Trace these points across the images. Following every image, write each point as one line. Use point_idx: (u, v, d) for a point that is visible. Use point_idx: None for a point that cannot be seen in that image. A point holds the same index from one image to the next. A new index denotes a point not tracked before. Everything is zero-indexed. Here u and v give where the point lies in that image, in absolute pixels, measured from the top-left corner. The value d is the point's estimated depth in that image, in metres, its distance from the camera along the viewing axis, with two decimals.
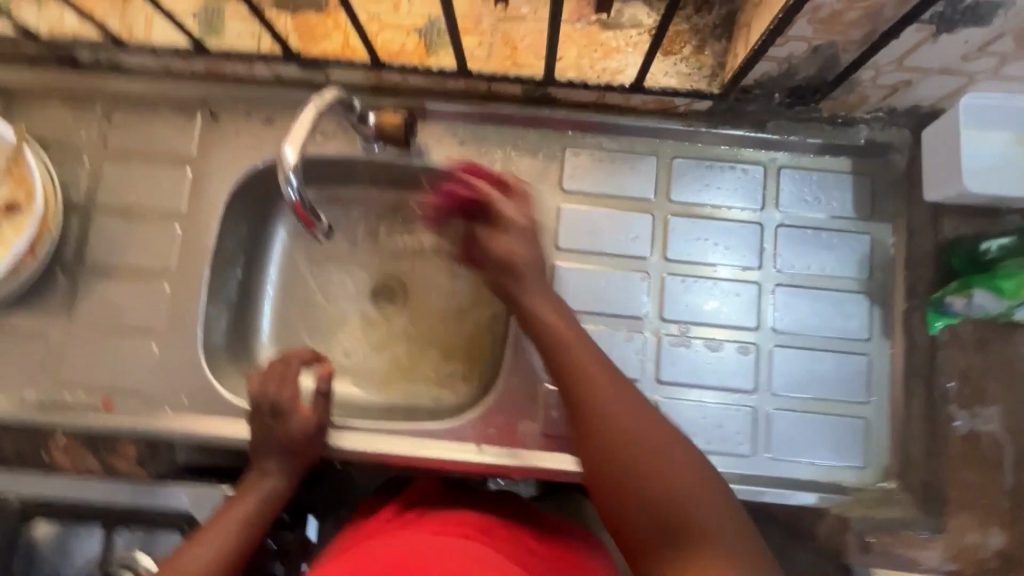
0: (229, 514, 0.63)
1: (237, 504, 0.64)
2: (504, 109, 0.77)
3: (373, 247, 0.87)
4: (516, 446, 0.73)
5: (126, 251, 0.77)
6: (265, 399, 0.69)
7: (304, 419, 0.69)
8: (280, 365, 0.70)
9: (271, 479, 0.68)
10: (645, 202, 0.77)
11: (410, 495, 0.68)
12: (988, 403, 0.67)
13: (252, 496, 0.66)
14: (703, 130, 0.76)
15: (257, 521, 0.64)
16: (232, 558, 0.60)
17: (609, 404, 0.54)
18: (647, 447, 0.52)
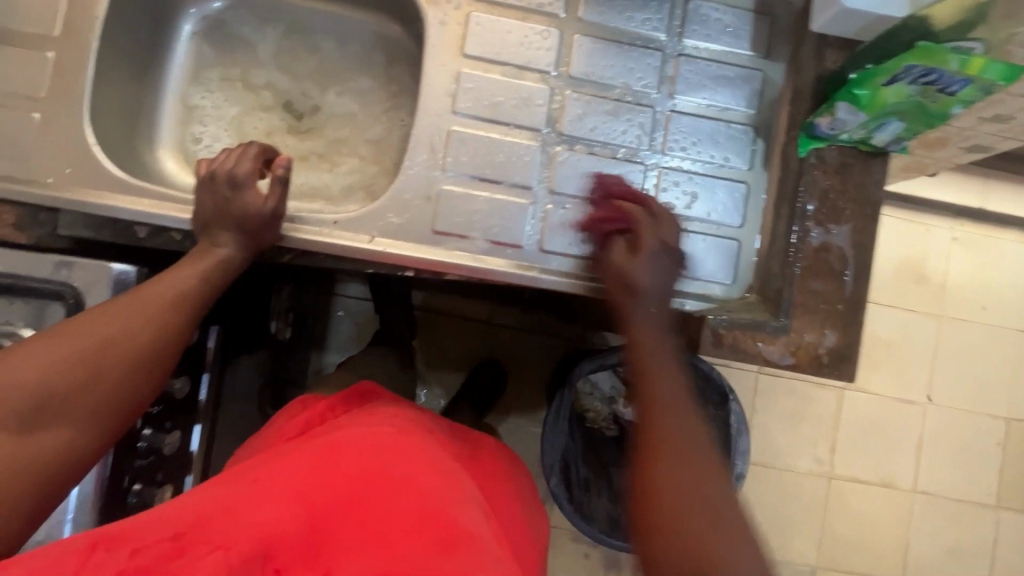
0: (182, 272, 0.63)
1: (188, 268, 0.63)
2: None
3: (286, 59, 0.86)
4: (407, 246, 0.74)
5: (6, 11, 0.72)
6: (218, 171, 0.68)
7: (259, 199, 0.67)
8: (232, 154, 0.70)
9: (220, 251, 0.66)
10: (555, 18, 0.77)
11: (351, 394, 0.82)
12: (840, 222, 0.74)
13: (202, 267, 0.64)
14: None
15: (212, 285, 0.64)
16: (191, 309, 0.61)
17: (675, 443, 0.54)
18: (688, 447, 0.54)
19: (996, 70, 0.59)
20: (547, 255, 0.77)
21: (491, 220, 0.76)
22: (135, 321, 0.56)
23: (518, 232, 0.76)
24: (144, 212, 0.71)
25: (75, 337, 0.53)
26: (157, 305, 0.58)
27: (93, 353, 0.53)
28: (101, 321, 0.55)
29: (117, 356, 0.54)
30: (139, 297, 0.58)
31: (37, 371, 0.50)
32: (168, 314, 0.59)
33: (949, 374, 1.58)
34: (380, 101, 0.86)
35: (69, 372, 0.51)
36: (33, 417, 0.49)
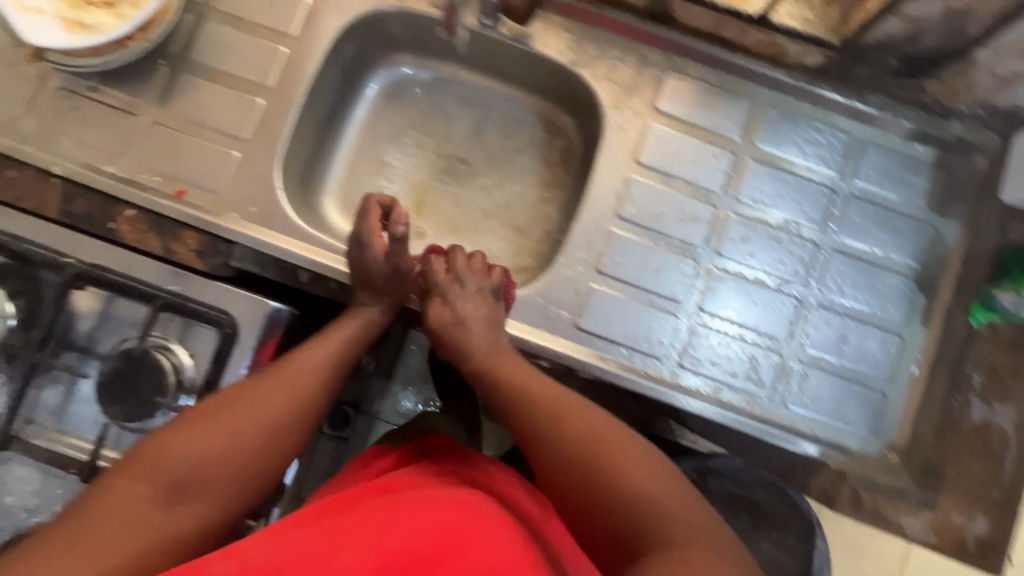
0: (330, 339, 0.71)
1: (336, 333, 0.72)
2: (622, 18, 0.78)
3: (455, 129, 0.91)
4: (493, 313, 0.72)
5: (230, 57, 0.79)
6: (359, 228, 0.74)
7: (379, 256, 0.73)
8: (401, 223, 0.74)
9: (372, 309, 0.75)
10: (729, 142, 0.79)
11: (424, 443, 0.79)
12: (1006, 402, 0.71)
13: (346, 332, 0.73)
14: (804, 85, 0.78)
15: (350, 352, 0.72)
16: (330, 378, 0.69)
17: (596, 432, 0.60)
18: (594, 433, 0.60)
19: None
20: (685, 371, 0.75)
21: (635, 326, 0.76)
22: (285, 393, 0.64)
23: (659, 343, 0.76)
24: (315, 260, 0.76)
25: (231, 413, 0.61)
26: (307, 377, 0.66)
27: (244, 433, 0.61)
28: (243, 410, 0.61)
29: (252, 445, 0.61)
30: (291, 369, 0.66)
31: (197, 453, 0.58)
32: (311, 387, 0.67)
33: None
34: (535, 184, 0.89)
35: (221, 450, 0.59)
36: (181, 494, 0.56)
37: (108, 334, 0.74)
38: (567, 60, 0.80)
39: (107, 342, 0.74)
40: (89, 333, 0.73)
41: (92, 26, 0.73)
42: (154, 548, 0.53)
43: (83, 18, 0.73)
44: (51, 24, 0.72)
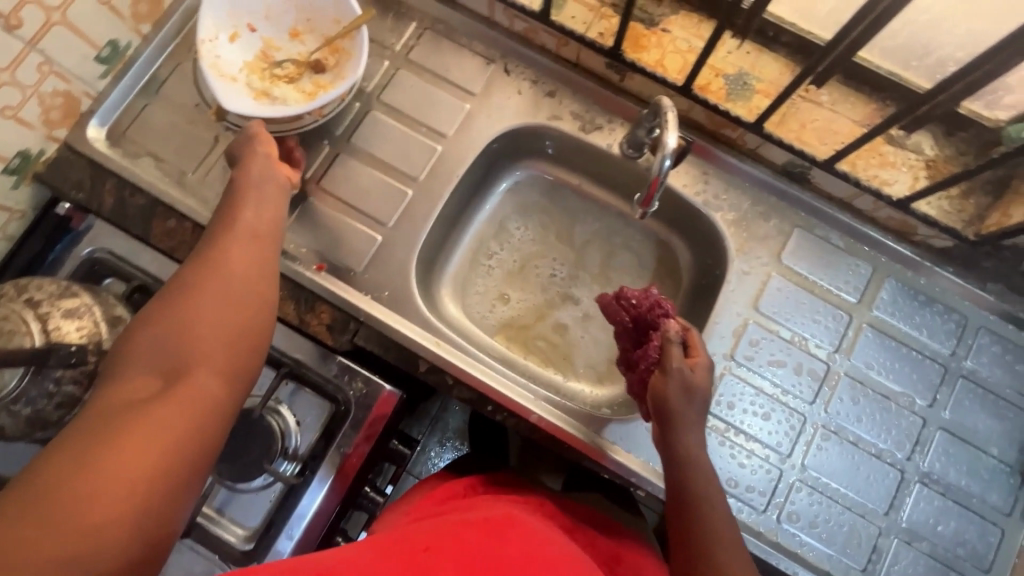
0: (201, 246, 0.59)
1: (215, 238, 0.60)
2: (758, 171, 0.83)
3: (573, 236, 0.96)
4: (687, 403, 0.66)
5: (388, 147, 0.85)
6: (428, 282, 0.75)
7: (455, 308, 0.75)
8: (641, 296, 0.76)
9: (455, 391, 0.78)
10: (846, 303, 0.81)
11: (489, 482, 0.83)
12: None
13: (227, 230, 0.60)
14: (925, 264, 0.81)
15: (259, 254, 0.60)
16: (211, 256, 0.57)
17: (721, 531, 0.58)
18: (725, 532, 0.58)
19: None
20: (782, 527, 0.75)
21: (737, 473, 0.76)
22: (162, 310, 0.52)
23: (759, 496, 0.76)
24: (437, 352, 0.78)
25: (141, 345, 0.50)
26: (179, 288, 0.54)
27: (154, 364, 0.49)
28: (177, 293, 0.53)
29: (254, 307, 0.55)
30: (174, 281, 0.55)
31: (114, 403, 0.45)
32: (198, 275, 0.55)
33: None
34: None
35: (141, 387, 0.47)
36: (182, 372, 0.48)
37: None
38: (700, 200, 0.84)
39: None
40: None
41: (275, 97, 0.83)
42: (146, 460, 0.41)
43: (270, 91, 0.83)
44: (240, 92, 0.81)
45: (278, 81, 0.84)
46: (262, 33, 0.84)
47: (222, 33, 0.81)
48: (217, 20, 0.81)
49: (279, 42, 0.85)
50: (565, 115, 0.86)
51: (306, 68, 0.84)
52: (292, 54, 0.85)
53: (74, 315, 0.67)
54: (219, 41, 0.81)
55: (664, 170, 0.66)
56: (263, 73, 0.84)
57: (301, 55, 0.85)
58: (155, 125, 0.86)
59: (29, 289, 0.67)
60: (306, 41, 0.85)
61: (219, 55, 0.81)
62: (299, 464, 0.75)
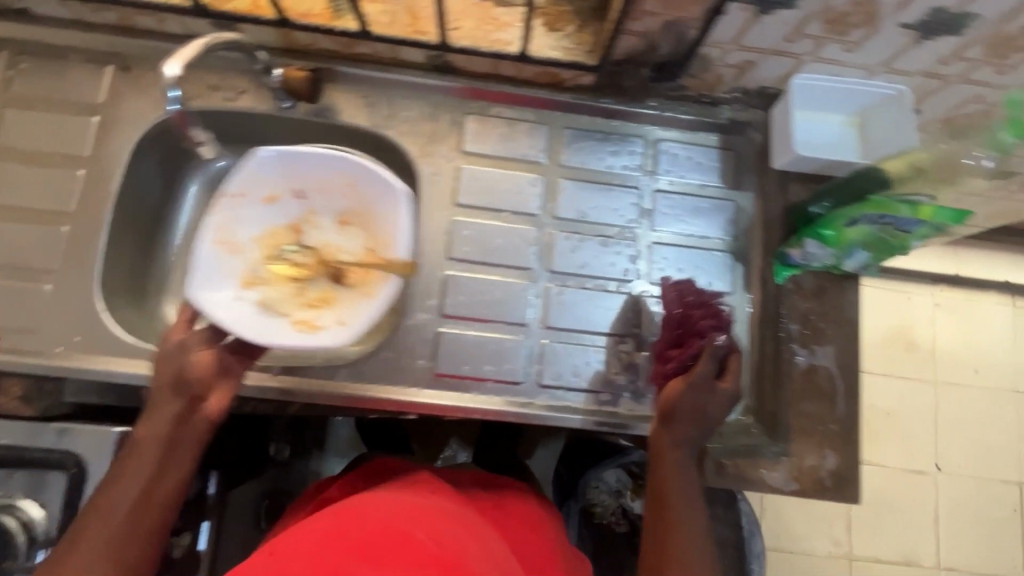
0: (144, 439, 0.60)
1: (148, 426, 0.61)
2: (409, 75, 0.83)
3: None
4: (694, 422, 0.66)
5: (27, 191, 0.78)
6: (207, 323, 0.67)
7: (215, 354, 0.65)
8: (705, 305, 0.71)
9: None
10: (537, 165, 0.85)
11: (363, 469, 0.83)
12: (824, 343, 0.77)
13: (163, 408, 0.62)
14: (588, 103, 0.85)
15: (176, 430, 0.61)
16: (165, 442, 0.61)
17: (681, 517, 0.63)
18: (684, 516, 0.63)
19: (946, 214, 0.64)
20: (545, 391, 0.79)
21: (490, 358, 0.79)
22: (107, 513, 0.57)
23: (513, 369, 0.79)
24: (150, 375, 0.73)
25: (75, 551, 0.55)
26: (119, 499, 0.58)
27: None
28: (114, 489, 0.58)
29: (138, 517, 0.58)
30: (133, 452, 0.60)
31: None
32: (152, 463, 0.60)
33: (958, 442, 1.84)
34: None
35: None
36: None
37: None
38: (370, 124, 0.84)
39: None
40: None
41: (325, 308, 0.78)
42: None
43: (260, 281, 0.79)
44: (230, 271, 0.77)
45: (283, 273, 0.81)
46: (309, 203, 0.84)
47: (250, 195, 0.80)
48: (258, 178, 0.80)
49: (315, 219, 0.84)
50: (205, 91, 0.82)
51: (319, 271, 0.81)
52: (321, 240, 0.84)
53: None
54: (249, 198, 0.80)
55: (172, 106, 0.68)
56: (274, 250, 0.82)
57: (328, 249, 0.83)
58: None
59: None
60: (351, 239, 0.83)
61: (236, 218, 0.80)
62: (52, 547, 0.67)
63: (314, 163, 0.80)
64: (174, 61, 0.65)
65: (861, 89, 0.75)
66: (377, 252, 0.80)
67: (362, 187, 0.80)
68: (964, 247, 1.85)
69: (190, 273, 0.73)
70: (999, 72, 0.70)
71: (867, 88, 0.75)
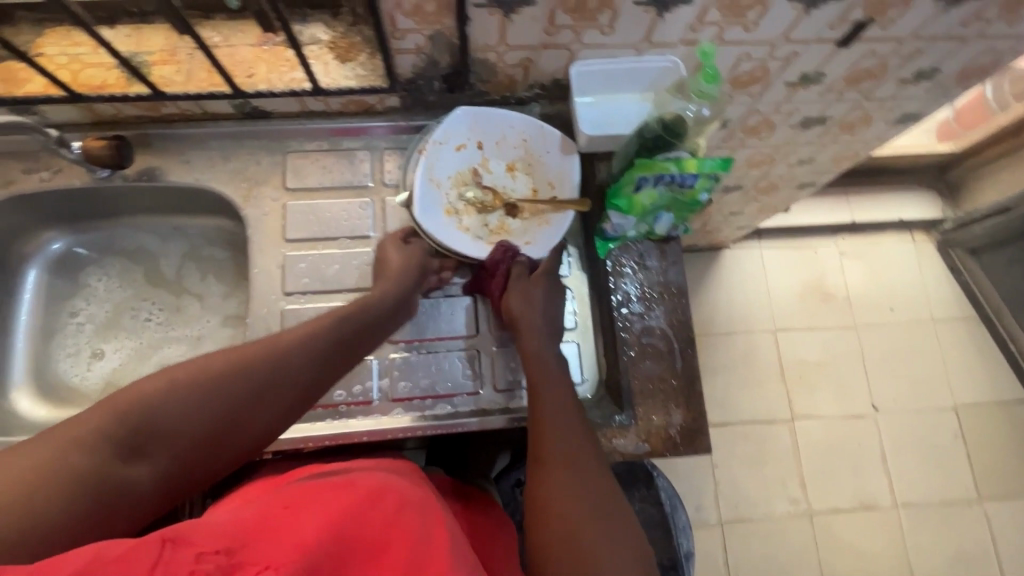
0: (282, 336, 0.67)
1: (290, 332, 0.68)
2: (223, 126, 0.86)
3: (133, 267, 0.93)
4: (535, 312, 0.77)
5: None
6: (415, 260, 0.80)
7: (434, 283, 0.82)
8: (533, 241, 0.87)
9: None
10: (364, 188, 0.87)
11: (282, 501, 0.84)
12: (654, 306, 0.80)
13: (302, 330, 0.69)
14: (403, 122, 0.88)
15: (316, 353, 0.68)
16: (257, 360, 0.64)
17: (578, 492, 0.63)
18: (580, 489, 0.63)
19: (710, 163, 0.70)
20: (399, 405, 0.80)
21: (340, 384, 0.80)
22: (201, 370, 0.61)
23: (365, 389, 0.80)
24: None
25: (133, 395, 0.58)
26: (208, 373, 0.61)
27: (116, 414, 0.56)
28: (218, 357, 0.63)
29: (208, 402, 0.60)
30: (213, 358, 0.63)
31: (49, 454, 0.52)
32: (224, 368, 0.62)
33: (895, 381, 1.82)
34: (228, 293, 0.93)
35: (113, 424, 0.56)
36: (137, 448, 0.56)
37: None
38: (191, 179, 0.86)
39: None
40: None
41: (512, 233, 0.84)
42: (71, 486, 0.52)
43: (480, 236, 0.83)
44: (436, 203, 0.83)
45: (471, 207, 0.85)
46: (486, 152, 0.85)
47: (451, 142, 0.83)
48: (483, 126, 0.83)
49: (492, 165, 0.86)
50: (18, 175, 0.82)
51: (502, 205, 0.85)
52: (496, 181, 0.86)
53: None
54: (469, 143, 0.84)
55: None
56: (464, 196, 0.85)
57: (501, 190, 0.86)
58: None
59: None
60: (520, 179, 0.86)
61: (437, 162, 0.82)
62: None
63: (499, 122, 0.83)
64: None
65: (637, 65, 0.79)
66: (531, 202, 0.85)
67: (535, 144, 0.85)
68: (853, 193, 1.91)
69: (414, 205, 0.80)
70: (747, 30, 0.76)
71: (642, 63, 0.79)
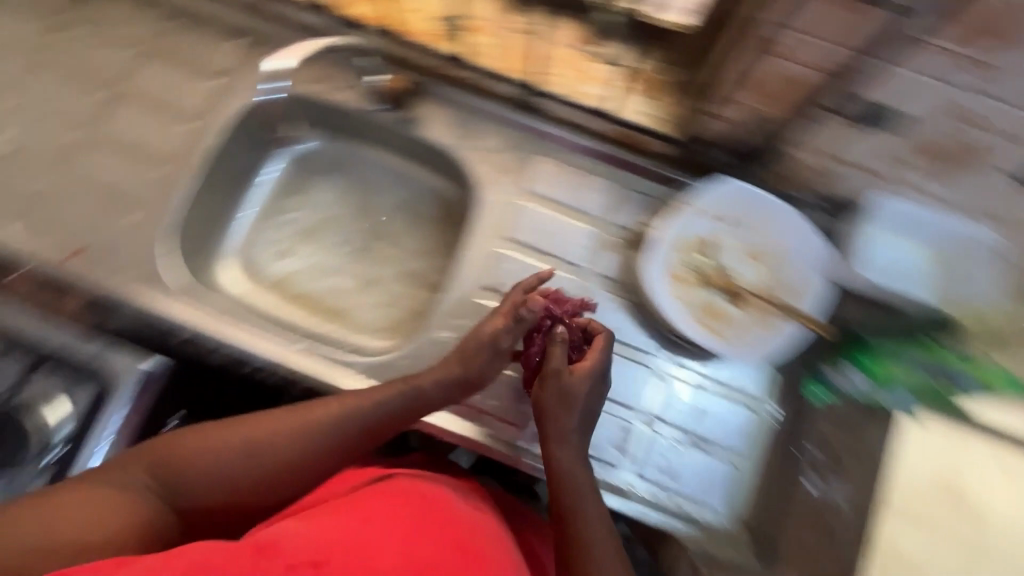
0: (321, 410, 0.67)
1: (322, 408, 0.67)
2: (494, 105, 0.87)
3: (354, 191, 0.97)
4: (565, 407, 0.68)
5: (141, 130, 0.88)
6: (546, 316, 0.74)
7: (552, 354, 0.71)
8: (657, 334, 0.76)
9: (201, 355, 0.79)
10: (593, 218, 0.85)
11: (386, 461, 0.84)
12: (846, 481, 0.70)
13: (319, 409, 0.67)
14: (661, 170, 0.84)
15: (366, 425, 0.67)
16: (265, 426, 0.65)
17: None
18: None
19: (999, 373, 0.69)
20: (538, 441, 0.76)
21: (494, 394, 0.78)
22: (224, 439, 0.64)
23: (514, 409, 0.78)
24: (190, 317, 0.79)
25: (166, 451, 0.62)
26: (229, 440, 0.64)
27: (147, 460, 0.61)
28: (276, 420, 0.66)
29: (282, 442, 0.65)
30: (279, 413, 0.67)
31: (63, 517, 0.53)
32: (234, 447, 0.64)
33: None
34: (421, 251, 0.95)
35: (199, 453, 0.62)
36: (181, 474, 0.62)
37: None
38: (446, 140, 0.88)
39: None
40: None
41: (730, 322, 0.78)
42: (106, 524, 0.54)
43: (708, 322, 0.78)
44: (664, 264, 0.80)
45: (692, 280, 0.80)
46: (730, 230, 0.81)
47: (701, 210, 0.81)
48: (737, 204, 0.80)
49: (732, 246, 0.82)
50: (313, 79, 0.89)
51: (730, 289, 0.80)
52: (730, 262, 0.82)
53: None
54: (717, 218, 0.81)
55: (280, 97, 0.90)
56: (695, 267, 0.81)
57: (733, 273, 0.81)
58: None
59: None
60: (756, 267, 0.81)
61: (681, 224, 0.81)
62: (64, 448, 0.71)
63: (755, 205, 0.80)
64: (293, 55, 0.83)
65: (951, 229, 0.69)
66: (760, 295, 0.79)
67: (784, 237, 0.80)
68: None
69: (647, 257, 0.79)
70: None
71: (958, 230, 0.68)
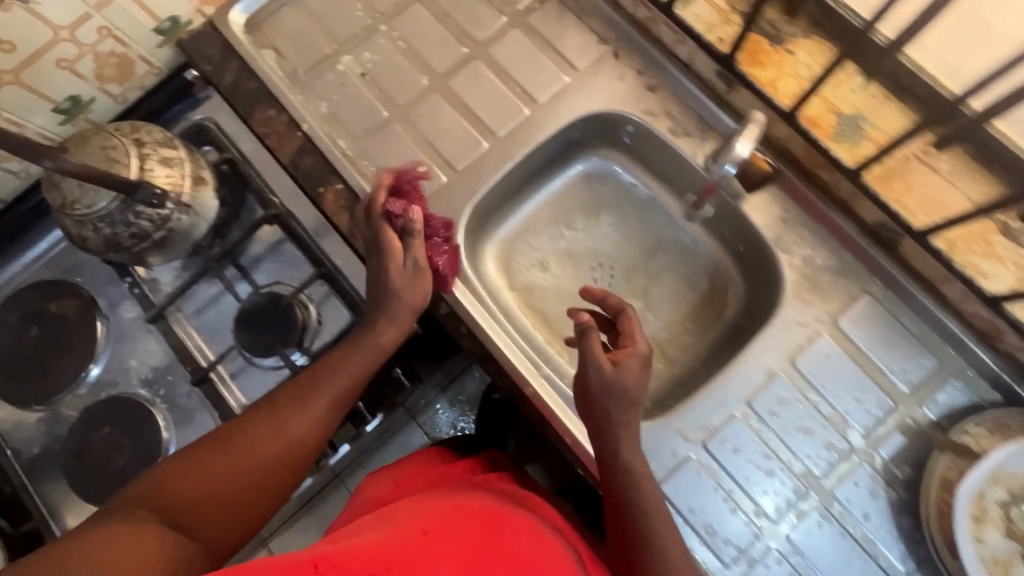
0: (331, 365, 0.66)
1: (345, 369, 0.66)
2: (845, 222, 0.76)
3: (631, 231, 0.92)
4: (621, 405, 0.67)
5: (480, 97, 0.88)
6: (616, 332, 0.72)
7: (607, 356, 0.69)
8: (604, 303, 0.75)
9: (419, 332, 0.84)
10: (896, 390, 0.74)
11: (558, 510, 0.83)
12: None
13: (338, 373, 0.66)
14: (1005, 378, 0.72)
15: (348, 390, 0.66)
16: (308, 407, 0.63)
17: None
18: None
19: None
20: None
21: (714, 523, 0.72)
22: (280, 429, 0.60)
23: (730, 551, 0.71)
24: (460, 299, 0.80)
25: (220, 450, 0.56)
26: (290, 420, 0.61)
27: (185, 472, 0.54)
28: (319, 399, 0.63)
29: (323, 424, 0.63)
30: (282, 392, 0.63)
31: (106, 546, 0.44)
32: (262, 421, 0.60)
33: None
34: (673, 322, 0.89)
35: (235, 465, 0.56)
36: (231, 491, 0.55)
37: (266, 268, 0.86)
38: (770, 235, 0.79)
39: (264, 274, 0.86)
40: (261, 260, 0.86)
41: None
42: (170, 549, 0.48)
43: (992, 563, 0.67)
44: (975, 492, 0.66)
45: (994, 521, 0.67)
46: None
47: None
48: None
49: None
50: (659, 113, 0.84)
51: None
52: None
53: (168, 164, 0.76)
54: None
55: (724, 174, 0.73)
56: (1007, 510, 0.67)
57: None
58: (286, 23, 0.94)
59: (140, 130, 0.77)
60: None
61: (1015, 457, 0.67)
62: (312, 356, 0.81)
63: None
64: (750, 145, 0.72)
65: None
66: None
67: None
68: None
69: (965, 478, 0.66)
70: None
71: None
